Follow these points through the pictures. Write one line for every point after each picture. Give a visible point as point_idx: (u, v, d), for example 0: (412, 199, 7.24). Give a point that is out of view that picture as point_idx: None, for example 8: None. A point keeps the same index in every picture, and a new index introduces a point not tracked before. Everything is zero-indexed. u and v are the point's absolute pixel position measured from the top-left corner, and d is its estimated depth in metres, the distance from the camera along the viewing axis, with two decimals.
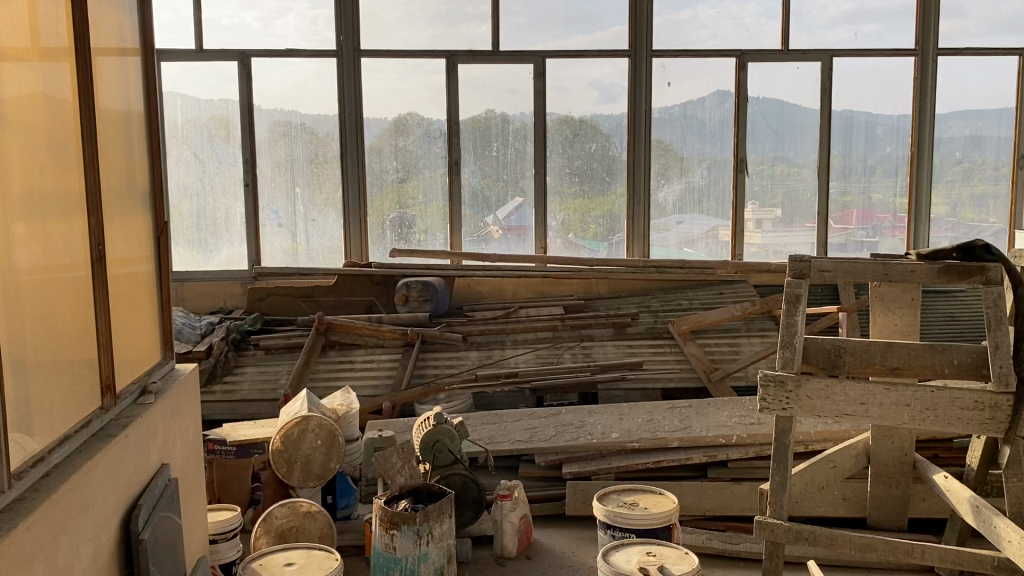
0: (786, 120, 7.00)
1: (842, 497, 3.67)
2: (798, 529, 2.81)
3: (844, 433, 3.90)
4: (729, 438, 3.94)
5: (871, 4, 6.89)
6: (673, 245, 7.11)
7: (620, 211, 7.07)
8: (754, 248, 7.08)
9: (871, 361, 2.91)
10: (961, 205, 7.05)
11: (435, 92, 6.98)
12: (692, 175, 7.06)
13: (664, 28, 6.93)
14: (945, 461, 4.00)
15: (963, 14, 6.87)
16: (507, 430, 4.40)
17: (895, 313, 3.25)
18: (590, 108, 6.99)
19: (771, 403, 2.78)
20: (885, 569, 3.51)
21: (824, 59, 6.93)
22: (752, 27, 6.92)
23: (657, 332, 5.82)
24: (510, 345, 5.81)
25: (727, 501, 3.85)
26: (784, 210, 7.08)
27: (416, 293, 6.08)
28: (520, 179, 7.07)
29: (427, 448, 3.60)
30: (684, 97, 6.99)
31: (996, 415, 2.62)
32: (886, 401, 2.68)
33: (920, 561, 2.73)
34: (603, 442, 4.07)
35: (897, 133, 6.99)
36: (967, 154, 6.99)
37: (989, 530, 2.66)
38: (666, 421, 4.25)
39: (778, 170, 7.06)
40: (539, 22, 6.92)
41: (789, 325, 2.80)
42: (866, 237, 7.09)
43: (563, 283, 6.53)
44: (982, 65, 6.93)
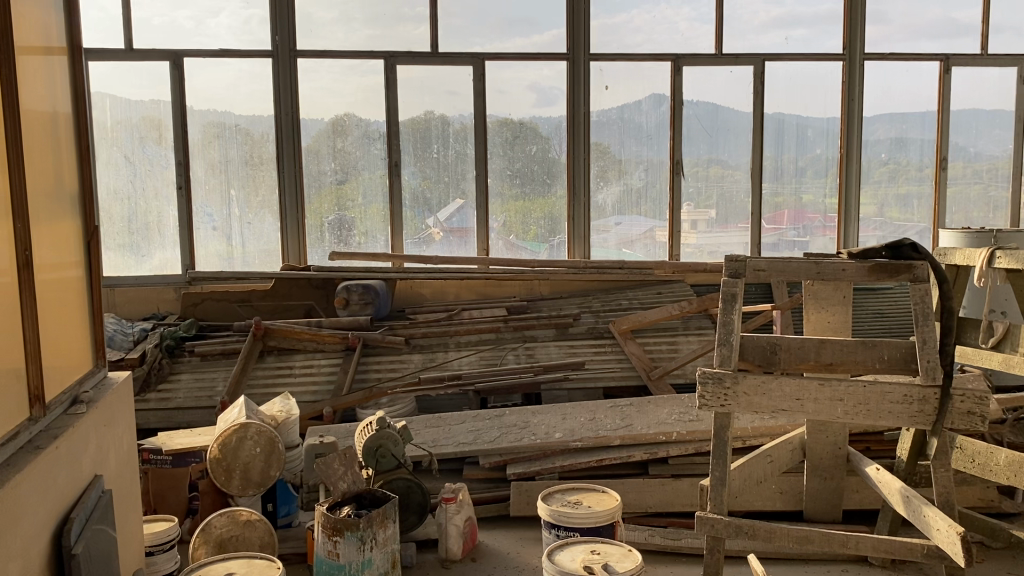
0: (720, 123, 7.14)
1: (778, 492, 3.77)
2: (738, 523, 2.86)
3: (780, 428, 3.99)
4: (669, 435, 3.99)
5: (800, 10, 7.07)
6: (613, 245, 7.18)
7: (560, 212, 7.12)
8: (689, 248, 7.21)
9: (805, 357, 3.01)
10: (887, 205, 7.28)
11: (372, 92, 6.92)
12: (630, 177, 7.14)
13: (601, 32, 7.00)
14: (876, 454, 4.13)
15: (887, 20, 7.09)
16: (451, 432, 4.38)
17: (827, 310, 3.34)
18: (528, 110, 7.02)
19: (709, 399, 2.84)
20: (821, 560, 3.59)
21: (756, 63, 7.09)
22: (686, 31, 7.04)
23: (598, 332, 5.87)
24: (452, 347, 5.80)
25: (669, 497, 3.90)
26: (718, 211, 7.22)
27: (356, 297, 6.01)
28: (460, 180, 7.05)
29: (370, 454, 3.57)
30: (621, 100, 7.07)
31: (924, 408, 2.71)
32: (820, 396, 2.76)
33: (854, 551, 2.79)
34: (546, 442, 4.08)
35: (827, 135, 7.19)
36: (892, 155, 7.23)
37: (920, 519, 2.74)
38: (608, 420, 4.28)
39: (712, 172, 7.19)
40: (477, 23, 6.91)
41: (726, 323, 2.87)
42: (797, 236, 7.27)
43: (505, 284, 6.54)
44: (907, 70, 7.16)
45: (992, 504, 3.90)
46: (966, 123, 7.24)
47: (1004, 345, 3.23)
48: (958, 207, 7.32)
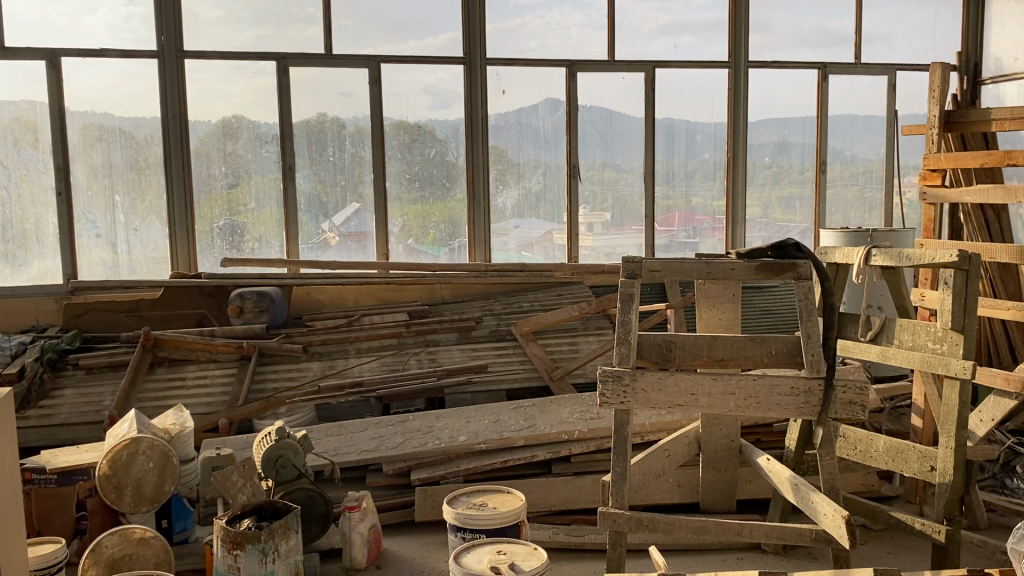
0: (613, 128, 7.30)
1: (677, 484, 3.91)
2: (639, 517, 2.94)
3: (676, 423, 4.11)
4: (571, 433, 4.07)
5: (687, 18, 7.31)
6: (513, 248, 7.23)
7: (460, 215, 7.13)
8: (586, 250, 7.34)
9: (698, 354, 3.14)
10: (771, 206, 7.61)
11: (264, 93, 6.76)
12: (528, 180, 7.22)
13: (495, 36, 7.05)
14: (767, 445, 4.32)
15: (769, 29, 7.42)
16: (353, 440, 4.31)
17: (718, 308, 3.47)
18: (424, 114, 7.00)
19: (610, 397, 2.92)
20: (718, 550, 3.73)
21: (647, 70, 7.29)
22: (577, 37, 7.17)
23: (500, 334, 5.91)
24: (353, 353, 5.73)
25: (572, 495, 3.97)
26: (613, 214, 7.38)
27: (250, 304, 5.86)
28: (358, 184, 6.97)
29: (270, 465, 3.51)
30: (517, 105, 7.13)
31: (810, 399, 2.83)
32: (713, 390, 2.87)
33: (749, 539, 2.94)
34: (450, 446, 4.08)
35: (714, 139, 7.46)
36: (775, 159, 7.55)
37: (808, 505, 2.88)
38: (511, 421, 4.32)
39: (606, 176, 7.34)
40: (371, 26, 6.85)
41: (624, 322, 2.95)
42: (688, 237, 7.52)
43: (405, 289, 6.50)
44: (786, 77, 7.50)
45: (873, 488, 4.13)
46: (843, 128, 7.64)
47: (882, 337, 3.44)
48: (836, 207, 7.71)
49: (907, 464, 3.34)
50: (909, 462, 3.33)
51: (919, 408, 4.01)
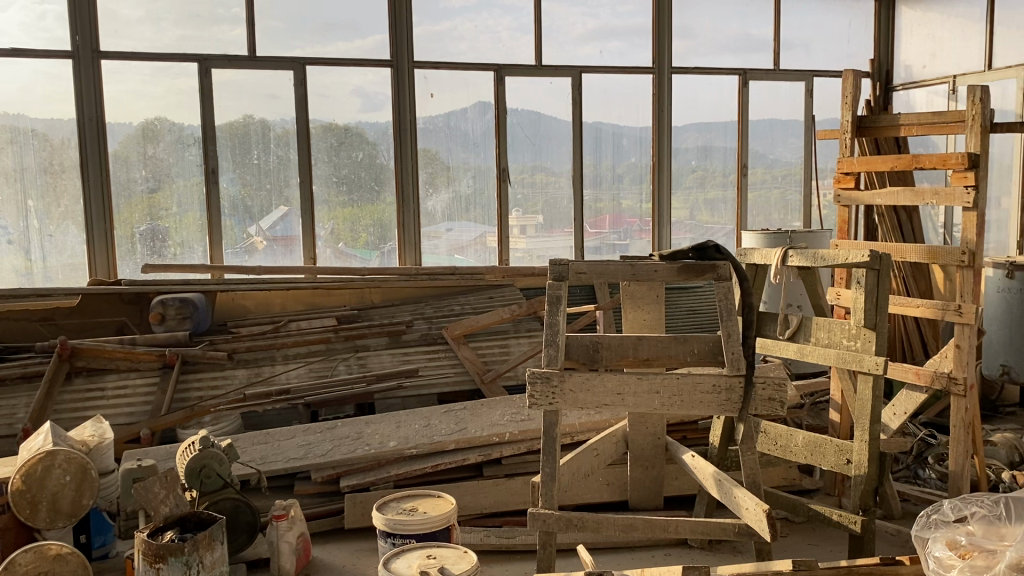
0: (541, 131, 7.34)
1: (605, 483, 3.96)
2: (568, 517, 2.97)
3: (604, 423, 4.17)
4: (502, 436, 4.09)
5: (614, 23, 7.42)
6: (443, 251, 7.22)
7: (389, 219, 7.08)
8: (518, 253, 7.38)
9: (625, 353, 3.20)
10: (697, 209, 7.78)
11: (186, 95, 6.60)
12: (458, 183, 7.21)
13: (424, 39, 7.03)
14: (692, 441, 4.41)
15: (693, 35, 7.60)
16: (280, 448, 4.25)
17: (643, 308, 3.53)
18: (354, 116, 6.93)
19: (539, 398, 2.95)
20: (646, 547, 3.78)
21: (574, 75, 7.36)
22: (507, 41, 7.21)
23: (431, 338, 5.90)
24: (280, 359, 5.64)
25: (503, 496, 4.00)
26: (544, 217, 7.43)
27: (173, 311, 5.71)
28: (284, 187, 6.87)
29: (194, 475, 3.43)
30: (445, 107, 7.11)
31: (732, 396, 2.92)
32: (639, 389, 2.92)
33: (675, 535, 2.98)
34: (380, 452, 4.05)
35: (640, 143, 7.58)
36: (700, 162, 7.72)
37: (731, 500, 2.96)
38: (442, 425, 4.31)
39: (537, 179, 7.38)
40: (297, 27, 6.76)
41: (552, 324, 2.99)
42: (618, 240, 7.63)
43: (333, 294, 6.42)
44: (709, 83, 7.68)
45: (794, 482, 4.26)
46: (765, 132, 7.86)
47: (799, 335, 3.55)
48: (759, 210, 7.92)
49: (825, 458, 3.46)
50: (827, 455, 3.45)
51: (837, 403, 4.15)
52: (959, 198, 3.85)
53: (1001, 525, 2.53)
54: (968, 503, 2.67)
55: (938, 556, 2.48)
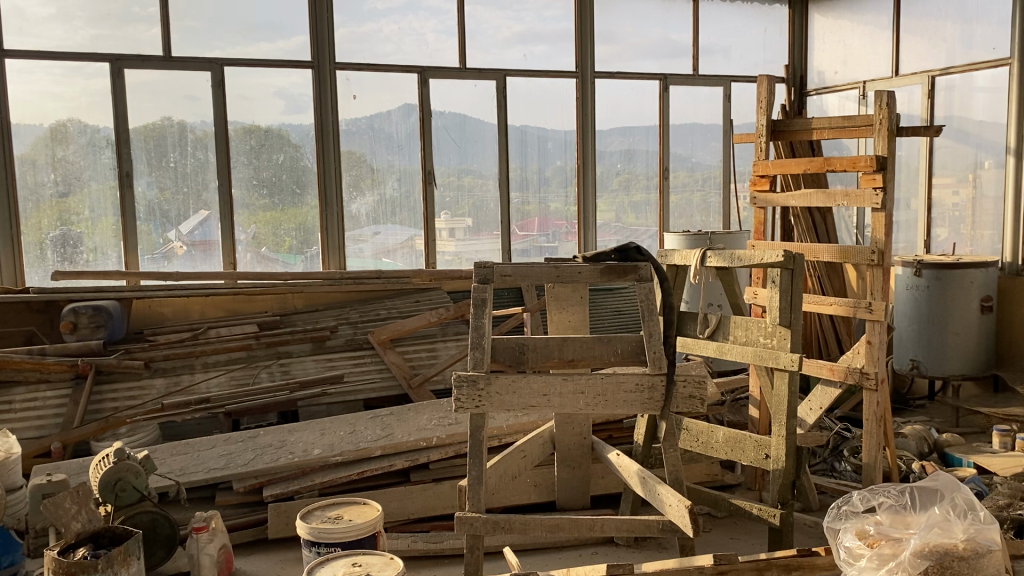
0: (467, 134, 7.33)
1: (533, 484, 3.97)
2: (495, 520, 2.97)
3: (531, 424, 4.19)
4: (430, 440, 4.06)
5: (539, 27, 7.47)
6: (369, 255, 7.15)
7: (313, 223, 6.97)
8: (447, 256, 7.35)
9: (550, 355, 3.22)
10: (623, 211, 7.89)
11: (99, 96, 6.38)
12: (383, 186, 7.15)
13: (348, 40, 6.95)
14: (618, 441, 4.47)
15: (616, 40, 7.70)
16: (200, 459, 4.14)
17: (568, 310, 3.55)
18: (276, 117, 6.81)
19: (465, 402, 2.95)
20: (573, 547, 3.82)
21: (498, 77, 7.36)
22: (432, 43, 7.17)
23: (356, 343, 5.84)
24: (199, 367, 5.50)
25: (431, 501, 3.98)
26: (472, 220, 7.42)
27: (85, 319, 5.51)
28: (202, 191, 6.70)
29: (108, 489, 3.31)
30: (369, 110, 7.04)
31: (654, 395, 2.96)
32: (564, 390, 2.95)
33: (600, 534, 3.00)
34: (305, 460, 3.98)
35: (565, 146, 7.64)
36: (625, 165, 7.83)
37: (655, 497, 3.02)
38: (368, 431, 4.27)
39: (464, 182, 7.37)
40: (215, 27, 6.59)
41: (478, 326, 2.99)
42: (546, 242, 7.68)
43: (255, 299, 6.29)
44: (632, 87, 7.79)
45: (716, 477, 4.36)
46: (686, 136, 8.02)
47: (718, 334, 3.63)
48: (681, 213, 8.07)
49: (744, 453, 3.55)
50: (746, 451, 3.54)
51: (756, 399, 4.25)
52: (869, 200, 3.99)
53: (908, 514, 2.62)
54: (875, 494, 2.75)
55: (848, 546, 2.57)
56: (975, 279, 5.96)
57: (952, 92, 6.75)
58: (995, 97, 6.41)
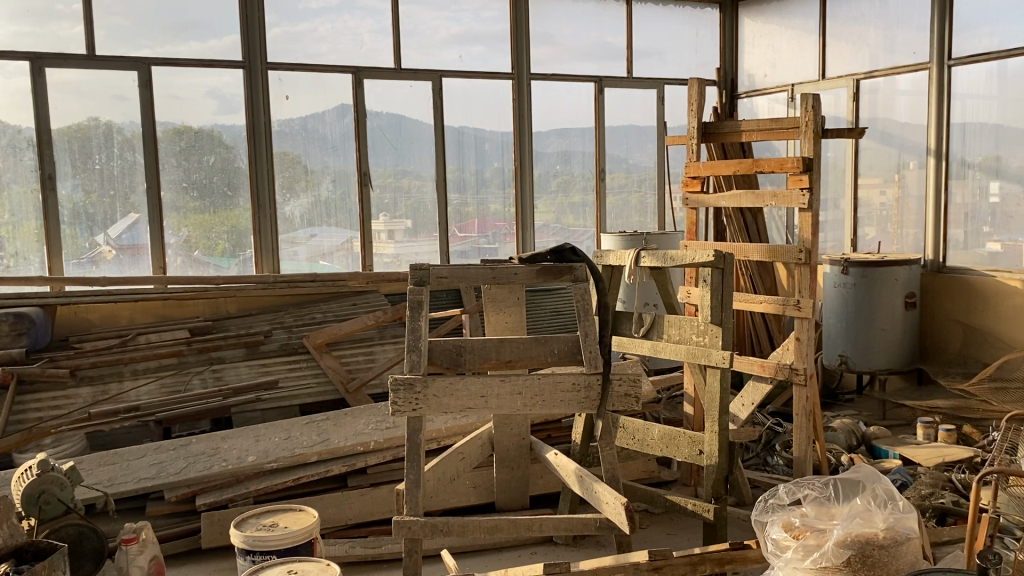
0: (403, 136, 7.28)
1: (472, 486, 3.97)
2: (433, 522, 2.97)
3: (470, 426, 4.19)
4: (367, 445, 4.03)
5: (475, 28, 7.48)
6: (304, 258, 7.05)
7: (246, 225, 6.85)
8: (386, 258, 7.29)
9: (487, 356, 3.22)
10: (563, 213, 7.93)
11: (19, 96, 6.16)
12: (318, 188, 7.06)
13: (283, 40, 6.85)
14: (556, 440, 4.50)
15: (553, 42, 7.75)
16: (130, 468, 4.03)
17: (504, 311, 3.56)
18: (209, 118, 6.68)
19: (401, 405, 2.93)
20: (512, 547, 3.83)
21: (434, 78, 7.33)
22: (369, 43, 7.11)
23: (291, 348, 5.76)
24: (128, 375, 5.35)
25: (368, 506, 3.95)
26: (411, 221, 7.37)
27: (7, 327, 5.31)
28: (130, 194, 6.53)
29: (31, 502, 3.20)
30: (302, 111, 6.95)
31: (590, 394, 2.99)
32: (502, 391, 2.96)
33: (539, 533, 3.01)
34: (239, 467, 3.91)
35: (502, 147, 7.66)
36: (562, 167, 7.88)
37: (592, 495, 3.04)
38: (304, 437, 4.21)
39: (402, 183, 7.32)
40: (143, 25, 6.43)
41: (414, 329, 2.97)
42: (486, 243, 7.67)
43: (185, 304, 6.15)
44: (568, 89, 7.85)
45: (653, 474, 4.42)
46: (621, 137, 8.11)
47: (652, 333, 3.69)
48: (618, 213, 8.15)
49: (679, 450, 3.60)
50: (681, 447, 3.59)
51: (690, 396, 4.33)
52: (796, 200, 4.09)
53: (832, 505, 2.70)
54: (801, 486, 2.82)
55: (775, 538, 2.62)
56: (899, 276, 6.15)
57: (876, 95, 6.98)
58: (915, 100, 6.64)
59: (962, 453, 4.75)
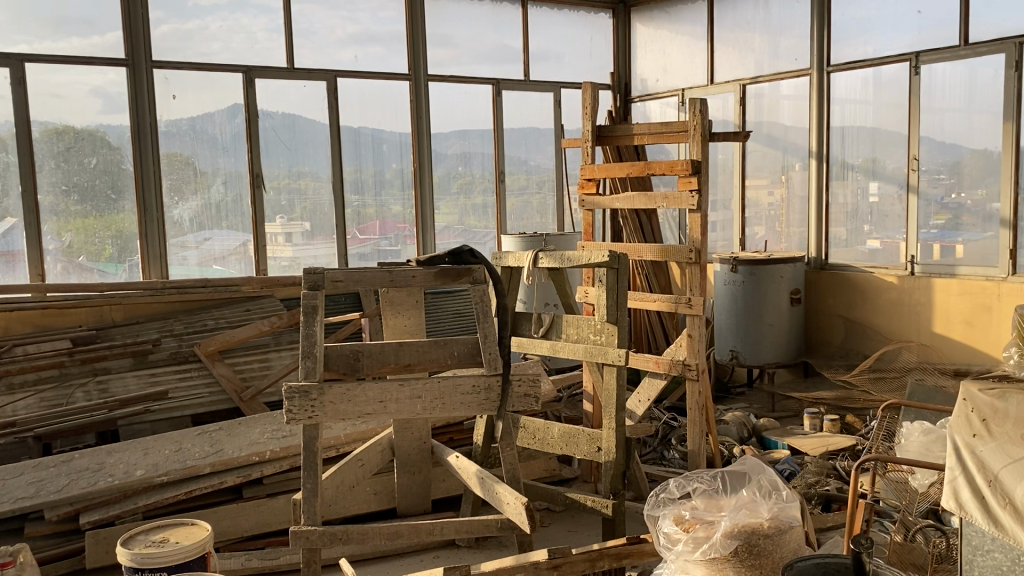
0: (297, 136, 7.13)
1: (372, 493, 3.91)
2: (332, 531, 2.91)
3: (370, 432, 4.13)
4: (263, 454, 3.93)
5: (373, 29, 7.39)
6: (194, 263, 6.82)
7: (131, 229, 6.57)
8: (283, 261, 7.12)
9: (386, 360, 3.17)
10: (465, 214, 7.93)
11: None
12: (208, 191, 6.84)
13: (171, 37, 6.61)
14: (458, 442, 4.49)
15: (451, 44, 7.75)
16: (6, 487, 3.80)
17: (402, 315, 3.53)
18: (92, 118, 6.38)
19: (297, 413, 2.87)
20: (414, 552, 3.80)
21: (329, 78, 7.20)
22: (262, 42, 6.94)
23: (181, 356, 5.55)
24: (4, 389, 5.06)
25: (265, 517, 3.88)
26: (310, 224, 7.23)
27: None
28: (3, 197, 6.16)
29: None
30: (191, 110, 6.72)
31: (490, 395, 2.99)
32: (401, 396, 2.93)
33: (440, 537, 2.99)
34: (126, 482, 3.75)
35: (400, 148, 7.58)
36: (462, 168, 7.88)
37: (493, 496, 3.05)
38: (196, 448, 4.07)
39: (298, 185, 7.17)
40: (17, 19, 6.08)
41: (309, 335, 2.92)
42: (388, 245, 7.58)
43: (67, 313, 5.85)
44: (466, 90, 7.85)
45: (554, 472, 4.47)
46: (520, 139, 8.17)
47: (551, 333, 3.73)
48: (518, 214, 8.20)
49: (578, 447, 3.65)
50: (580, 445, 3.64)
51: (589, 395, 4.40)
52: (686, 201, 4.22)
53: (721, 497, 2.78)
54: (691, 480, 2.89)
55: (667, 532, 2.69)
56: (785, 273, 6.42)
57: (761, 99, 7.26)
58: (798, 104, 6.94)
59: (844, 442, 4.99)
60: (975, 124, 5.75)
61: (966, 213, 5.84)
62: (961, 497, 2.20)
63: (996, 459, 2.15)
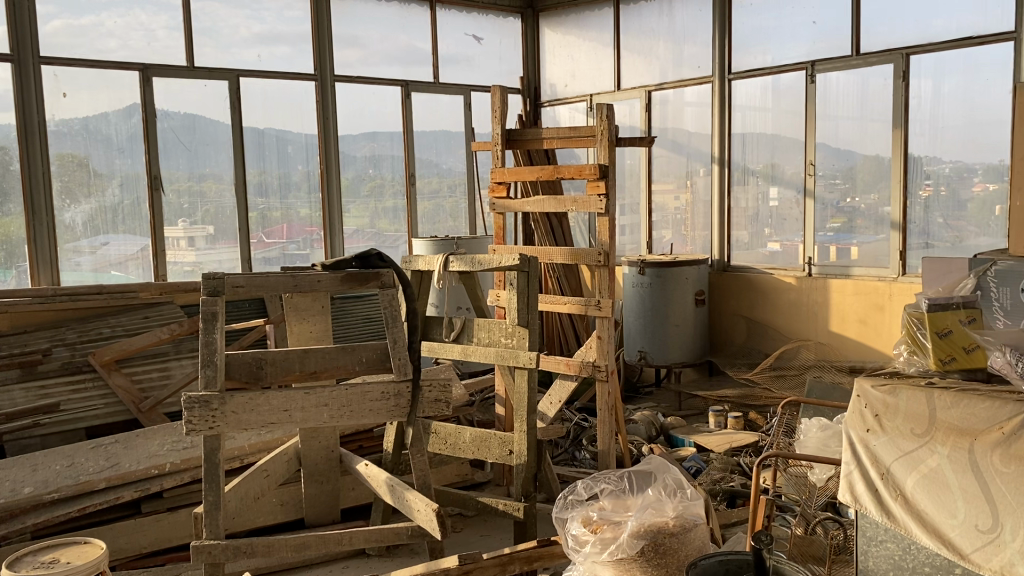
0: (197, 137, 6.90)
1: (279, 503, 3.79)
2: (236, 544, 2.82)
3: (275, 441, 4.02)
4: (162, 467, 3.78)
5: (278, 28, 7.22)
6: (88, 269, 6.55)
7: (18, 234, 6.23)
8: (185, 266, 6.88)
9: (291, 368, 3.08)
10: (376, 217, 7.84)
11: None
12: (103, 194, 6.56)
13: (63, 33, 6.32)
14: (367, 450, 4.42)
15: (359, 45, 7.64)
16: None
17: (308, 321, 3.45)
18: None
19: (196, 424, 2.78)
20: (323, 562, 3.72)
21: (231, 78, 6.99)
22: (162, 40, 6.70)
23: (74, 367, 5.29)
24: None
25: (164, 532, 3.74)
26: (214, 227, 7.01)
27: None
28: None
29: None
30: (83, 110, 6.43)
31: (399, 401, 2.95)
32: (306, 404, 2.87)
33: (349, 546, 2.94)
34: (13, 501, 3.54)
35: (307, 150, 7.43)
36: (371, 171, 7.77)
37: (403, 503, 3.01)
38: (89, 463, 3.88)
39: (200, 188, 6.94)
40: None
41: (208, 343, 2.83)
42: (296, 249, 7.42)
43: None
44: (374, 92, 7.75)
45: (465, 477, 4.45)
46: (430, 143, 8.11)
47: (462, 337, 3.70)
48: (429, 217, 8.14)
49: (490, 451, 3.62)
50: (492, 448, 3.62)
51: (501, 398, 4.40)
52: (594, 205, 4.26)
53: (628, 497, 2.81)
54: (599, 481, 2.92)
55: (575, 534, 2.71)
56: (690, 276, 6.58)
57: (666, 105, 7.41)
58: (701, 110, 7.12)
59: (747, 438, 5.13)
60: (867, 131, 6.01)
61: (860, 216, 6.09)
62: (856, 490, 2.31)
63: (888, 452, 2.24)
